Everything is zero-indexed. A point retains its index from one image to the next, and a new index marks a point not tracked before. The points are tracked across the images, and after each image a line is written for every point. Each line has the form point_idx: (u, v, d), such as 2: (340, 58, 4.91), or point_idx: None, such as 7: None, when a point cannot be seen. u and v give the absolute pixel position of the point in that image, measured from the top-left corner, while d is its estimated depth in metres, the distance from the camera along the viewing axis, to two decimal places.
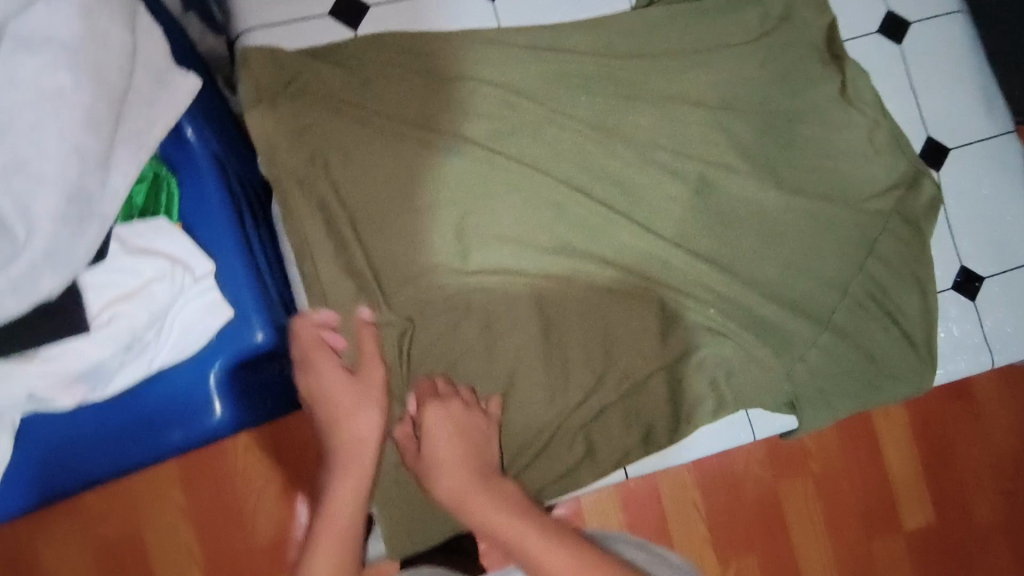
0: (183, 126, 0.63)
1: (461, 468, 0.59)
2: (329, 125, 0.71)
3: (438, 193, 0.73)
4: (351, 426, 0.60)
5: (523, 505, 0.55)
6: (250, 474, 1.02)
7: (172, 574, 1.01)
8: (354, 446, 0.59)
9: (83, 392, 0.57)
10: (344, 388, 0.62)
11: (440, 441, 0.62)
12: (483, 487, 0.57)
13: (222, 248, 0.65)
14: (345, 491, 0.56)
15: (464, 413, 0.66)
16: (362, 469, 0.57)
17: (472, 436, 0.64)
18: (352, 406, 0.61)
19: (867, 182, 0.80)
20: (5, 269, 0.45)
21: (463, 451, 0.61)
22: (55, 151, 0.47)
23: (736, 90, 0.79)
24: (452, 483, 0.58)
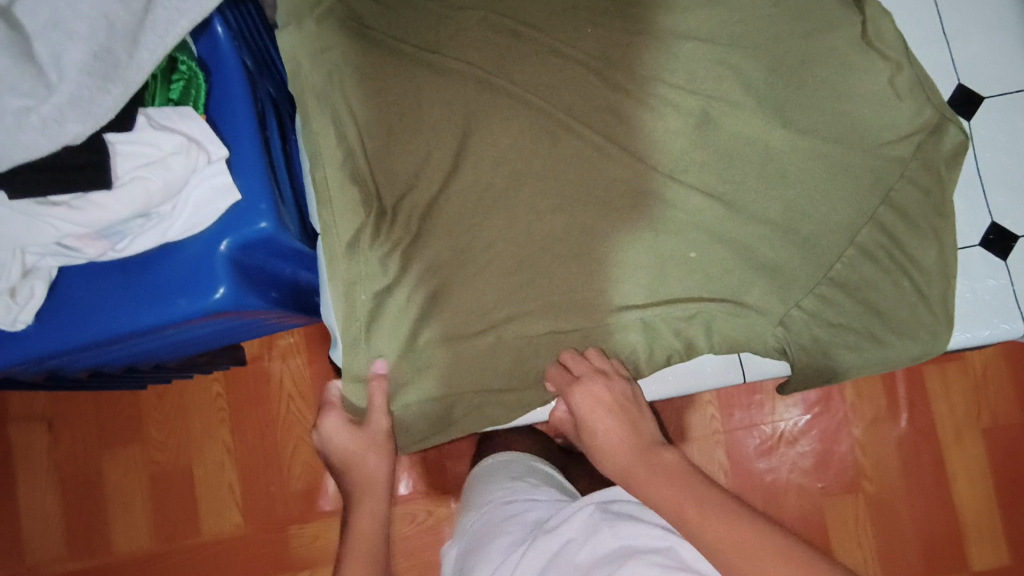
0: (212, 23, 0.72)
1: (622, 447, 0.69)
2: (348, 45, 0.78)
3: (444, 113, 0.77)
4: (363, 466, 0.77)
5: (678, 469, 0.61)
6: (292, 424, 1.24)
7: (214, 505, 1.24)
8: (371, 480, 0.77)
9: (105, 248, 0.67)
10: (355, 439, 0.77)
11: (601, 423, 0.71)
12: (645, 465, 0.63)
13: (239, 140, 0.72)
14: (369, 507, 0.76)
15: (610, 393, 0.72)
16: (379, 497, 0.76)
17: (622, 414, 0.72)
18: (364, 451, 0.77)
19: (886, 125, 0.77)
20: (38, 107, 0.55)
21: (616, 431, 0.71)
22: (88, 13, 0.56)
23: (747, 28, 0.78)
24: (615, 462, 0.69)
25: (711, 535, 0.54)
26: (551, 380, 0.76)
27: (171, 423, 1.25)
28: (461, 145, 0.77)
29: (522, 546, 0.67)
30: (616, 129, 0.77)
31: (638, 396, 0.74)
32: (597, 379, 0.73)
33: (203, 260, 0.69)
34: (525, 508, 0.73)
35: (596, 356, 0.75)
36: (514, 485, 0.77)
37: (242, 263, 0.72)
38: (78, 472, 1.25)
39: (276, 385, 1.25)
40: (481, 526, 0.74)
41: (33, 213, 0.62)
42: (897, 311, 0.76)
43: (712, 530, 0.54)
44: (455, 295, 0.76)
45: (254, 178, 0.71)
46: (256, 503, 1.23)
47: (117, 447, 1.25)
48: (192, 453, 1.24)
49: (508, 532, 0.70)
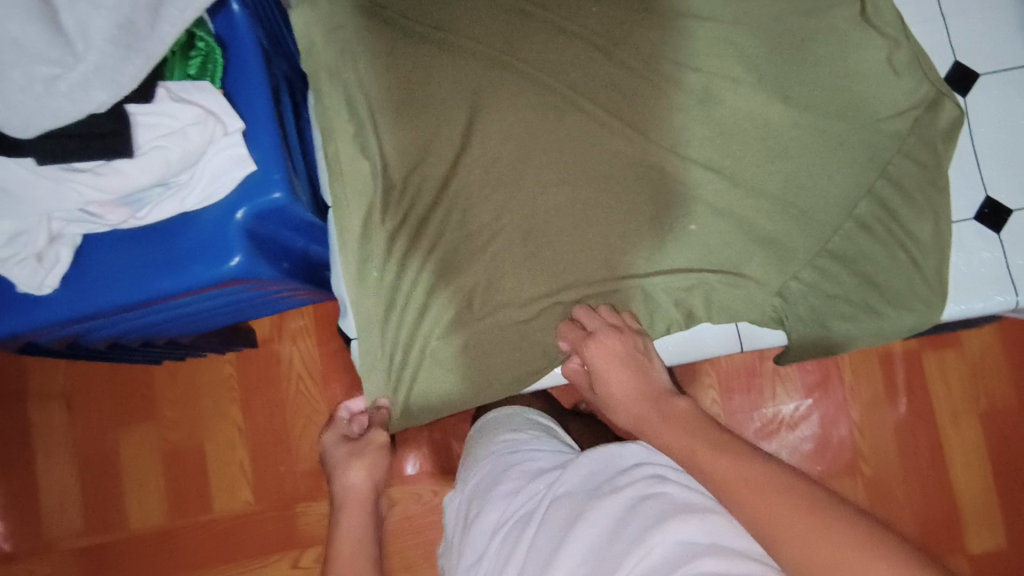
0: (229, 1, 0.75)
1: (633, 395, 0.69)
2: (360, 24, 0.80)
3: (452, 89, 0.79)
4: (342, 476, 0.74)
5: (688, 415, 0.63)
6: (301, 403, 1.27)
7: (225, 481, 1.27)
8: (351, 491, 0.72)
9: (127, 215, 0.69)
10: (350, 448, 0.78)
11: (617, 373, 0.71)
12: (656, 410, 0.65)
13: (254, 113, 0.74)
14: (351, 519, 0.69)
15: (623, 345, 0.73)
16: (362, 511, 0.70)
17: (634, 365, 0.72)
18: (349, 460, 0.76)
19: (884, 102, 0.79)
20: (65, 75, 0.58)
21: (627, 381, 0.70)
22: None
23: (748, 7, 0.80)
24: (627, 411, 0.69)
25: (716, 471, 0.55)
26: (565, 338, 0.78)
27: (182, 400, 1.28)
28: (470, 121, 0.79)
29: (524, 490, 0.70)
30: (621, 107, 0.79)
31: (652, 351, 0.75)
32: (610, 332, 0.74)
33: (219, 230, 0.72)
34: (529, 457, 0.75)
35: (607, 314, 0.77)
36: (516, 439, 0.80)
37: (257, 233, 0.74)
38: (94, 451, 1.28)
39: (286, 365, 1.27)
40: (486, 473, 0.76)
41: (58, 181, 0.65)
42: (894, 285, 0.77)
43: (718, 467, 0.55)
44: (462, 266, 0.78)
45: (268, 150, 0.74)
46: (266, 479, 1.26)
47: (132, 424, 1.28)
48: (205, 431, 1.27)
49: (510, 477, 0.72)
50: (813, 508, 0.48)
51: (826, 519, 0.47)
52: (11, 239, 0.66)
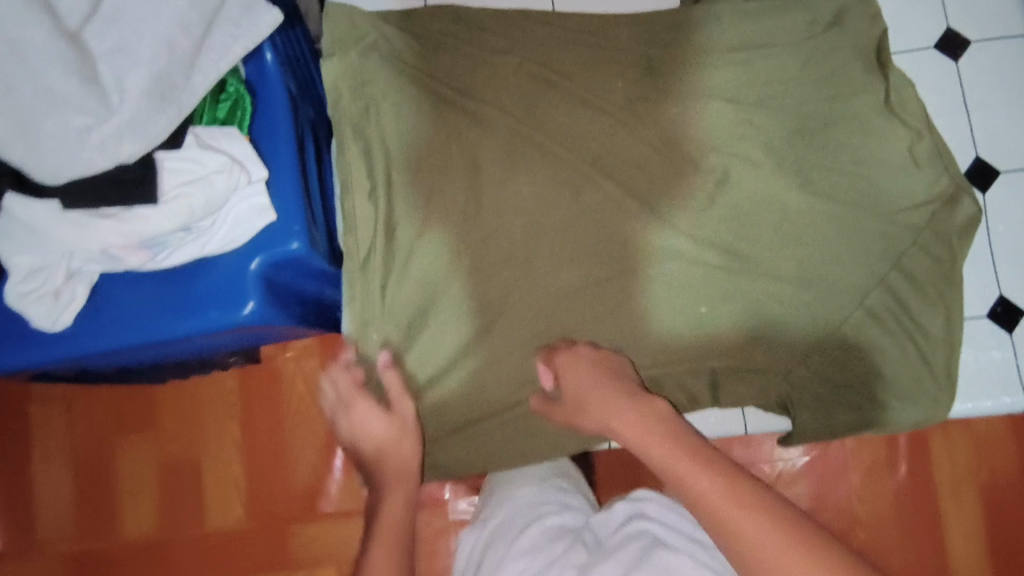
0: (263, 51, 0.76)
1: (604, 392, 0.68)
2: (388, 80, 0.81)
3: (472, 153, 0.80)
4: (394, 457, 0.73)
5: (665, 419, 0.63)
6: (300, 423, 1.25)
7: (220, 497, 1.25)
8: (400, 467, 0.72)
9: (146, 258, 0.70)
10: (383, 428, 0.74)
11: (583, 376, 0.71)
12: (629, 397, 0.67)
13: (279, 162, 0.76)
14: (393, 504, 0.70)
15: (591, 353, 0.75)
16: (407, 488, 0.71)
17: (603, 366, 0.73)
18: (395, 438, 0.74)
19: (901, 194, 0.79)
20: (97, 126, 0.59)
21: (598, 381, 0.70)
22: (151, 40, 0.60)
23: (772, 90, 0.81)
24: (597, 407, 0.67)
25: (697, 488, 0.54)
26: (539, 366, 0.77)
27: (183, 413, 1.26)
28: (491, 186, 0.80)
29: (546, 548, 0.67)
30: (640, 185, 0.81)
31: (628, 365, 0.75)
32: (580, 347, 0.76)
33: (235, 277, 0.72)
34: (550, 512, 0.72)
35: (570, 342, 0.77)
36: (540, 486, 0.77)
37: (273, 281, 0.75)
38: (92, 458, 1.26)
39: (288, 384, 1.26)
40: (505, 523, 0.73)
41: (82, 223, 0.65)
42: (902, 377, 0.78)
43: (700, 483, 0.54)
44: (472, 330, 0.80)
45: (289, 200, 0.74)
46: (261, 497, 1.24)
47: (131, 435, 1.27)
48: (204, 446, 1.26)
49: (530, 531, 0.69)
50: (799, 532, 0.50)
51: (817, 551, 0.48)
52: (30, 274, 0.68)
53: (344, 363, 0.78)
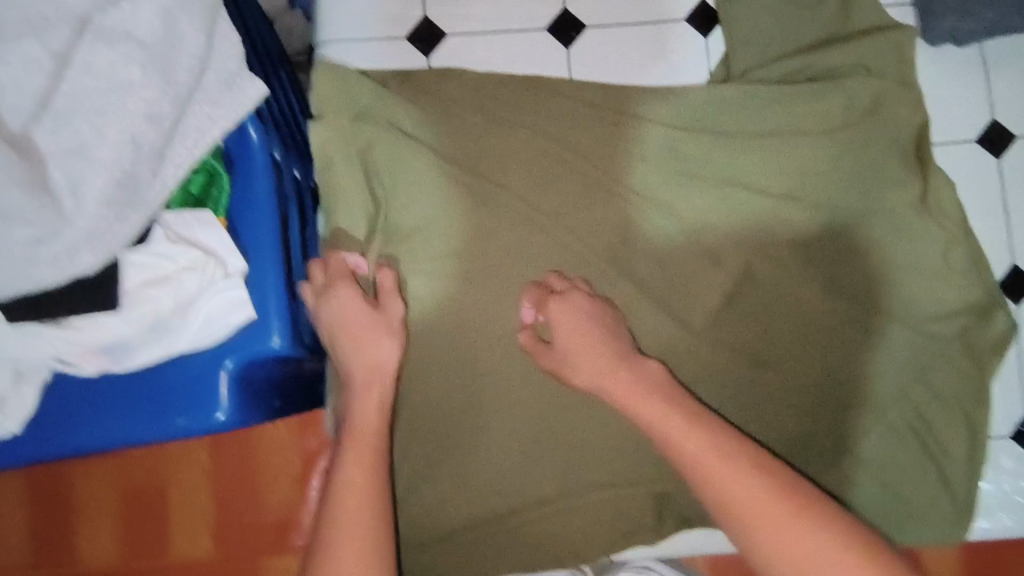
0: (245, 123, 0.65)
1: (598, 355, 0.65)
2: (383, 152, 0.73)
3: (476, 238, 0.73)
4: (371, 351, 0.64)
5: (662, 386, 0.63)
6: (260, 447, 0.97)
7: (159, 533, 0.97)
8: (378, 371, 0.63)
9: (104, 363, 0.61)
10: (363, 325, 0.64)
11: (574, 329, 0.66)
12: (628, 371, 0.64)
13: (259, 249, 0.67)
14: (370, 410, 0.62)
15: (587, 304, 0.68)
16: (379, 390, 0.63)
17: (602, 324, 0.67)
18: (372, 333, 0.64)
19: (934, 302, 0.74)
20: (47, 242, 0.50)
21: (590, 336, 0.65)
22: (113, 138, 0.50)
23: (804, 180, 0.74)
24: (591, 369, 0.64)
25: (685, 447, 0.58)
26: (526, 301, 0.70)
27: None
28: (493, 276, 0.73)
29: None
30: (650, 277, 0.74)
31: (619, 317, 0.69)
32: (576, 291, 0.68)
33: (205, 382, 0.65)
34: None
35: (560, 277, 0.71)
36: None
37: (250, 381, 0.67)
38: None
39: None
40: None
41: (35, 333, 0.58)
42: (921, 499, 0.74)
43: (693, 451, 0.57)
44: (467, 431, 0.73)
45: (270, 291, 0.66)
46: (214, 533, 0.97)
47: None
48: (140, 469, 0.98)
49: None
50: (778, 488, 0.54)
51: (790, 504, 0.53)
52: None
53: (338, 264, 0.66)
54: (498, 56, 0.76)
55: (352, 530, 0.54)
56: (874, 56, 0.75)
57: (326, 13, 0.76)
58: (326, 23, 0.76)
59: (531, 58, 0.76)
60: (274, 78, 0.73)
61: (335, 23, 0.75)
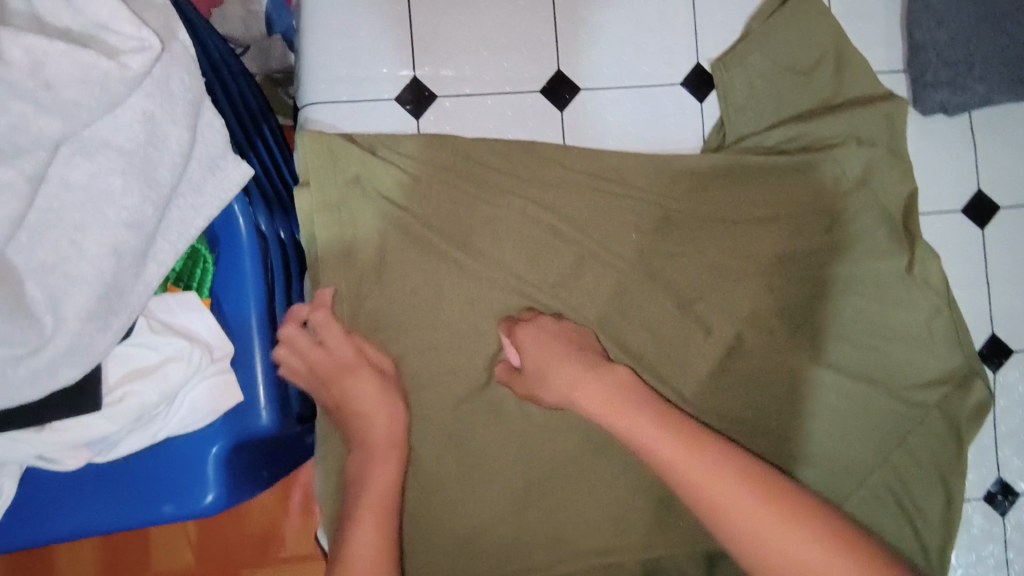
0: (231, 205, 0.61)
1: (566, 363, 0.62)
2: (373, 224, 0.71)
3: (468, 310, 0.72)
4: (383, 417, 0.63)
5: (629, 386, 0.61)
6: None
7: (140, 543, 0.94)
8: (388, 437, 0.62)
9: (89, 455, 0.59)
10: (371, 387, 0.64)
11: (540, 349, 0.65)
12: (595, 376, 0.61)
13: (245, 330, 0.63)
14: (383, 479, 0.60)
15: (554, 325, 0.68)
16: (396, 461, 0.62)
17: (567, 338, 0.66)
18: (381, 402, 0.63)
19: (914, 370, 0.76)
20: (27, 359, 0.47)
21: (566, 354, 0.64)
22: (93, 250, 0.47)
23: (795, 250, 0.75)
24: (562, 383, 0.62)
25: (658, 448, 0.55)
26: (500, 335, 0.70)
27: None
28: (489, 348, 0.73)
29: None
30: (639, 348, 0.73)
31: (586, 331, 0.69)
32: (546, 317, 0.69)
33: (193, 465, 0.62)
34: None
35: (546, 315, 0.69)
36: None
37: (242, 463, 0.65)
38: None
39: None
40: None
41: (12, 438, 0.54)
42: None
43: (662, 447, 0.55)
44: (456, 501, 0.73)
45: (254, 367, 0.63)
46: (203, 541, 0.95)
47: None
48: None
49: None
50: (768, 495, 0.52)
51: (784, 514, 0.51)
52: None
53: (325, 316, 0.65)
54: (490, 121, 0.74)
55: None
56: (866, 127, 0.75)
57: (310, 75, 0.73)
58: (309, 85, 0.73)
59: (523, 122, 0.75)
60: (254, 136, 0.71)
61: (318, 84, 0.73)
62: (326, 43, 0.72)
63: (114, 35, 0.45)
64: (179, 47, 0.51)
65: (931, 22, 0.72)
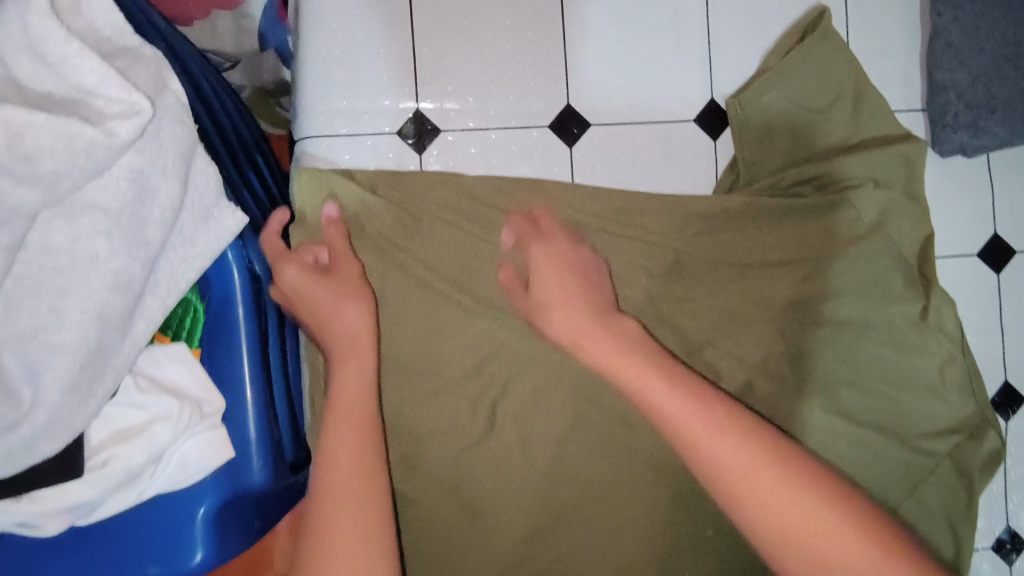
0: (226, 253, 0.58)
1: (569, 309, 0.59)
2: (373, 266, 0.68)
3: (474, 353, 0.71)
4: (339, 316, 0.58)
5: (638, 341, 0.56)
6: None
7: None
8: (349, 332, 0.57)
9: (70, 519, 0.54)
10: (322, 288, 0.59)
11: (545, 273, 0.62)
12: (602, 328, 0.57)
13: (235, 380, 0.59)
14: (358, 370, 0.55)
15: (570, 251, 0.65)
16: (362, 357, 0.56)
17: (576, 278, 0.62)
18: (335, 301, 0.58)
19: (927, 419, 0.74)
20: (5, 435, 0.44)
21: (568, 287, 0.61)
22: (74, 320, 0.44)
23: (811, 294, 0.72)
24: (564, 324, 0.59)
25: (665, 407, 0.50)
26: (510, 230, 0.68)
27: None
28: (492, 392, 0.71)
29: None
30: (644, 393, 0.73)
31: (602, 271, 0.65)
32: (558, 234, 0.66)
33: (181, 525, 0.58)
34: None
35: (544, 211, 0.68)
36: None
37: (233, 522, 0.60)
38: None
39: None
40: None
41: None
42: None
43: (670, 407, 0.50)
44: (458, 550, 0.70)
45: (246, 419, 0.59)
46: None
47: None
48: None
49: None
50: (783, 462, 0.47)
51: (815, 491, 0.45)
52: None
53: (340, 230, 0.64)
54: (496, 158, 0.72)
55: (334, 500, 0.47)
56: (884, 169, 0.72)
57: (307, 109, 0.69)
58: (306, 119, 0.70)
59: (530, 158, 0.72)
60: (245, 166, 0.68)
61: (316, 119, 0.69)
62: (327, 72, 0.69)
63: (102, 96, 0.41)
64: (172, 98, 0.47)
65: (952, 62, 0.70)
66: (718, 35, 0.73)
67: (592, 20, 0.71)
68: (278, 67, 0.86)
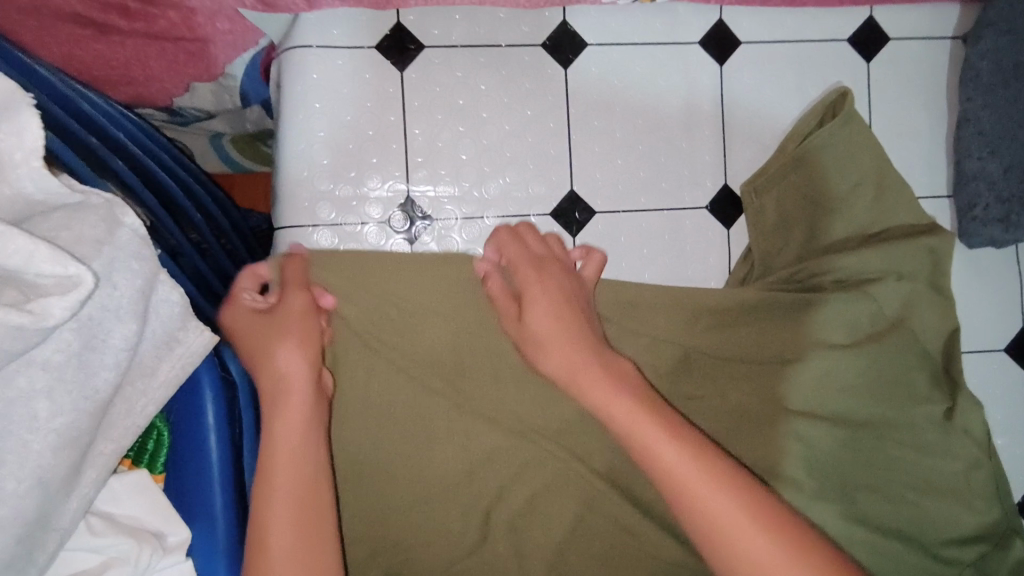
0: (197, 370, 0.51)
1: (570, 342, 0.54)
2: (361, 364, 0.63)
3: (463, 457, 0.64)
4: (269, 359, 0.52)
5: (632, 383, 0.52)
6: None
7: None
8: (281, 377, 0.52)
9: None
10: (257, 328, 0.54)
11: (544, 305, 0.55)
12: (601, 365, 0.53)
13: (202, 508, 0.51)
14: (293, 424, 0.51)
15: (568, 278, 0.58)
16: (297, 408, 0.51)
17: (575, 305, 0.56)
18: (265, 341, 0.53)
19: (949, 524, 0.67)
20: None
21: (566, 317, 0.55)
22: (12, 490, 0.38)
23: (830, 395, 0.66)
24: (564, 360, 0.53)
25: (663, 458, 0.47)
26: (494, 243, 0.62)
27: None
28: (485, 497, 0.64)
29: None
30: (647, 495, 0.65)
31: (585, 290, 0.59)
32: (552, 258, 0.59)
33: None
34: None
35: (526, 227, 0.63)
36: None
37: None
38: None
39: None
40: None
41: None
42: None
43: (668, 454, 0.47)
44: None
45: (216, 555, 0.50)
46: None
47: None
48: None
49: None
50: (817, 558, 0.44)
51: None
52: None
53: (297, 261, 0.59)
54: None
55: None
56: (909, 262, 0.67)
57: (288, 193, 0.64)
58: (286, 201, 0.64)
59: None
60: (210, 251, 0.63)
61: (298, 203, 0.64)
62: (309, 155, 0.64)
63: (31, 271, 0.35)
64: (128, 235, 0.43)
65: (983, 151, 0.67)
66: (732, 117, 0.72)
67: (598, 101, 0.69)
68: (262, 117, 0.78)
